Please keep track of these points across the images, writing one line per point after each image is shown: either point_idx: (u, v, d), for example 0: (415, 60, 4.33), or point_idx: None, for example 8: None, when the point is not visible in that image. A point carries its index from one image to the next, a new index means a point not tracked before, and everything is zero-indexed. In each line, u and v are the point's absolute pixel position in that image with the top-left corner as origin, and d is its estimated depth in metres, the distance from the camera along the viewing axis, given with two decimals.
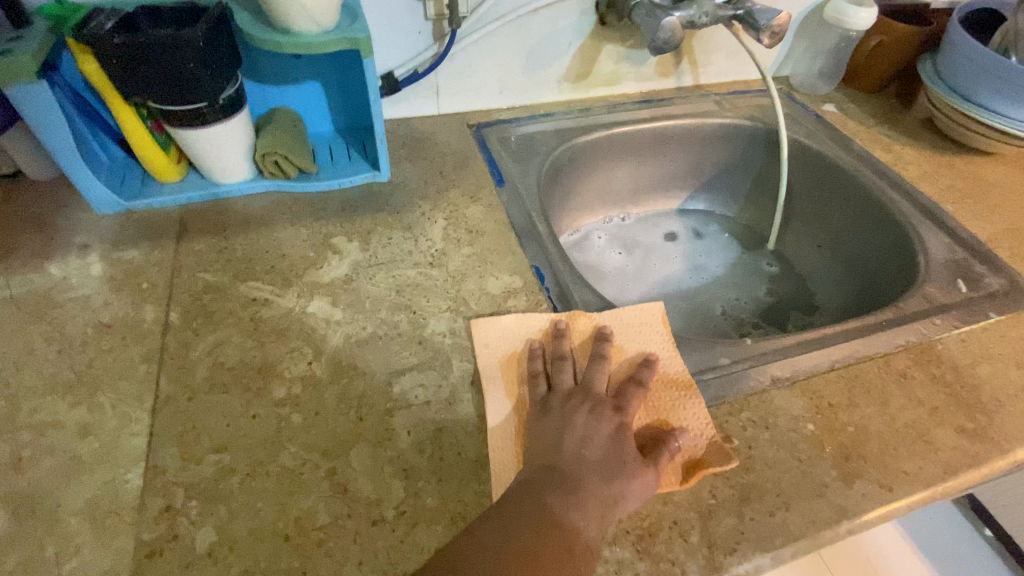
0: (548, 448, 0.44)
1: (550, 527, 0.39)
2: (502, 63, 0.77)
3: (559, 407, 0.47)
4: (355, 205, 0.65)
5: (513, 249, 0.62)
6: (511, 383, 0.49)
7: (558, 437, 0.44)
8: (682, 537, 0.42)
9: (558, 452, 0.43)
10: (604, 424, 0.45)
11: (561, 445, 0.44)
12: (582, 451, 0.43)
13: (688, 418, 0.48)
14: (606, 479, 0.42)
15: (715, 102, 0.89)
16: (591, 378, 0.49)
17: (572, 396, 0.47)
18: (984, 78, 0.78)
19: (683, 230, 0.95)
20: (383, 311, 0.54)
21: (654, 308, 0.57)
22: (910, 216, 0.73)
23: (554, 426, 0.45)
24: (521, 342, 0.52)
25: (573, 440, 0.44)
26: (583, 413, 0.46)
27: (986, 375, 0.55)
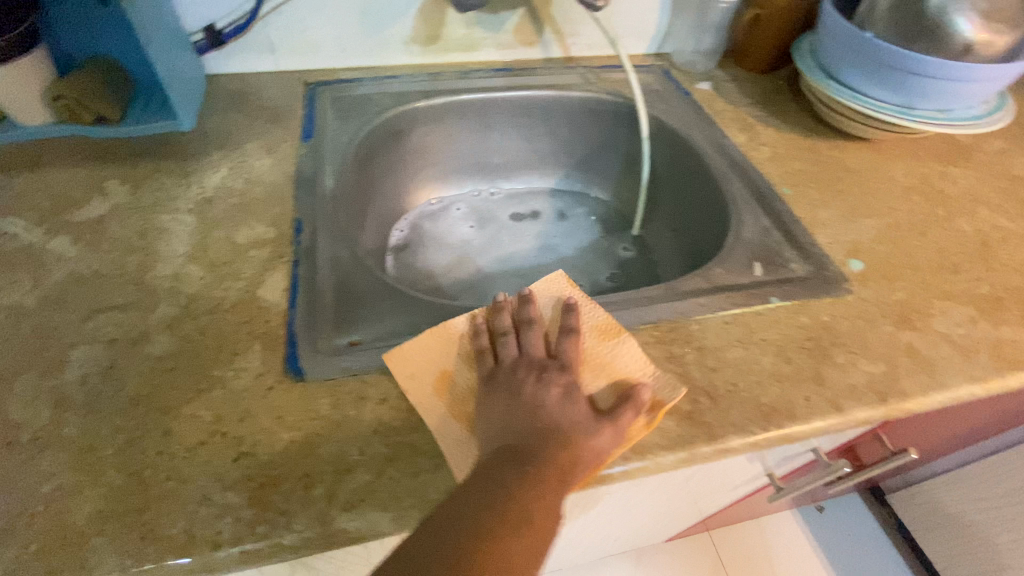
0: (501, 420, 0.41)
1: (508, 511, 0.35)
2: (337, 21, 0.76)
3: (507, 380, 0.44)
4: (149, 151, 0.65)
5: (284, 201, 0.61)
6: (457, 398, 0.45)
7: (513, 412, 0.41)
8: (305, 488, 0.40)
9: (514, 424, 0.40)
10: (545, 387, 0.43)
11: (512, 423, 0.41)
12: (536, 421, 0.40)
13: (632, 364, 0.47)
14: (571, 455, 0.39)
15: (579, 75, 0.86)
16: (531, 346, 0.46)
17: (518, 367, 0.44)
18: (849, 56, 0.72)
19: (549, 210, 0.92)
20: (117, 252, 0.54)
21: (558, 276, 0.54)
22: (737, 197, 0.69)
23: (502, 398, 0.42)
24: (456, 355, 0.48)
25: (525, 411, 0.41)
26: (524, 381, 0.43)
27: (732, 360, 0.51)
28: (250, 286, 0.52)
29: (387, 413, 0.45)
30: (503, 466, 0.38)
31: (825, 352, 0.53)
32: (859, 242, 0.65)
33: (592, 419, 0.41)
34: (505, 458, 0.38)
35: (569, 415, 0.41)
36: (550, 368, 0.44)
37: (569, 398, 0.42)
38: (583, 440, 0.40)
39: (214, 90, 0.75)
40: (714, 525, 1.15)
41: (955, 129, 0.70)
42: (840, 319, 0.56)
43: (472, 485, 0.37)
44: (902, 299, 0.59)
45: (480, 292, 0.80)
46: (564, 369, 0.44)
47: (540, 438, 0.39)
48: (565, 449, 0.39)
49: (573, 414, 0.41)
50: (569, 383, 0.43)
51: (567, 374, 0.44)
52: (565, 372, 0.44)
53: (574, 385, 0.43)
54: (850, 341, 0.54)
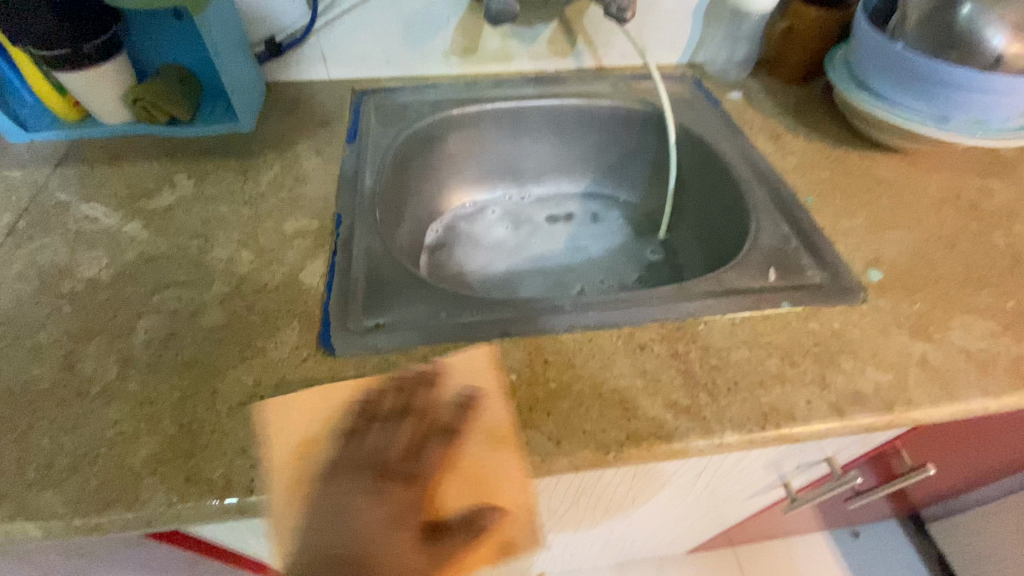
0: (328, 533, 0.41)
1: None
2: (383, 34, 0.82)
3: (344, 477, 0.43)
4: (212, 150, 0.73)
5: (327, 197, 0.67)
6: (298, 478, 0.43)
7: (338, 525, 0.41)
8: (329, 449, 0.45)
9: (332, 543, 0.41)
10: (378, 504, 0.42)
11: (331, 541, 0.41)
12: (348, 546, 0.41)
13: (510, 483, 0.44)
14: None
15: (609, 85, 0.89)
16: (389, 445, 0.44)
17: (357, 467, 0.43)
18: (880, 66, 0.73)
19: (581, 213, 0.95)
20: (181, 237, 0.62)
21: (483, 356, 0.50)
22: (758, 204, 0.71)
23: (332, 505, 0.42)
24: (318, 426, 0.46)
25: (349, 531, 0.41)
26: (357, 491, 0.42)
27: (736, 361, 0.52)
28: (292, 270, 0.58)
29: None
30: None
31: (833, 358, 0.53)
32: (880, 252, 0.64)
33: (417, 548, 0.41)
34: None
35: (388, 541, 0.41)
36: (390, 481, 0.43)
37: (394, 521, 0.41)
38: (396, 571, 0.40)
39: (272, 96, 0.82)
40: (739, 541, 1.13)
41: (988, 142, 0.68)
42: (852, 326, 0.56)
43: None
44: (921, 311, 0.58)
45: (509, 289, 0.84)
46: (404, 483, 0.43)
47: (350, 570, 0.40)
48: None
49: (394, 538, 0.41)
50: (406, 503, 0.42)
51: (405, 492, 0.43)
52: (405, 487, 0.43)
53: (409, 503, 0.42)
54: (861, 349, 0.54)
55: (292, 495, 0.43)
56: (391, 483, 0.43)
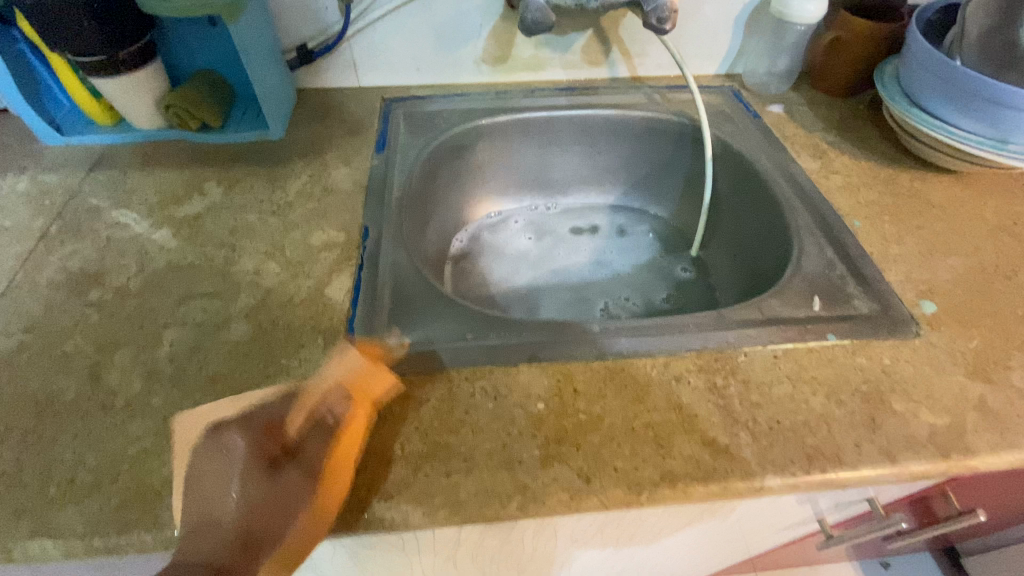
0: (199, 498, 0.40)
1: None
2: (414, 42, 0.81)
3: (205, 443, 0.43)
4: (242, 156, 0.73)
5: (354, 208, 0.66)
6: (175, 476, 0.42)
7: (202, 488, 0.40)
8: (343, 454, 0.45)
9: (199, 506, 0.40)
10: (228, 451, 0.42)
11: (194, 504, 0.40)
12: (214, 500, 0.40)
13: (322, 385, 0.46)
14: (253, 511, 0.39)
15: (644, 95, 0.86)
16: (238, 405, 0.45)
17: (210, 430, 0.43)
18: (934, 84, 0.68)
19: (608, 226, 0.93)
20: (208, 246, 0.61)
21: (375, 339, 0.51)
22: (801, 225, 0.67)
23: (194, 475, 0.41)
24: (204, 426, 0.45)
25: (208, 487, 0.40)
26: (207, 451, 0.42)
27: (778, 398, 0.50)
28: (318, 284, 0.57)
29: (429, 416, 0.47)
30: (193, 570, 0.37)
31: (882, 398, 0.50)
32: (934, 282, 0.61)
33: (286, 477, 0.41)
34: (190, 546, 0.38)
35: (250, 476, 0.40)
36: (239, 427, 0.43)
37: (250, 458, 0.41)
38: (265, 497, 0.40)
39: (302, 102, 0.82)
40: (763, 568, 1.09)
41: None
42: (904, 363, 0.53)
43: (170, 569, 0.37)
44: (978, 348, 0.55)
45: (532, 303, 0.82)
46: (255, 428, 0.43)
47: (218, 525, 0.39)
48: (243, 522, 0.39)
49: (260, 472, 0.41)
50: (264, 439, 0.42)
51: (253, 432, 0.42)
52: (252, 430, 0.43)
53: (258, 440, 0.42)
54: (912, 388, 0.51)
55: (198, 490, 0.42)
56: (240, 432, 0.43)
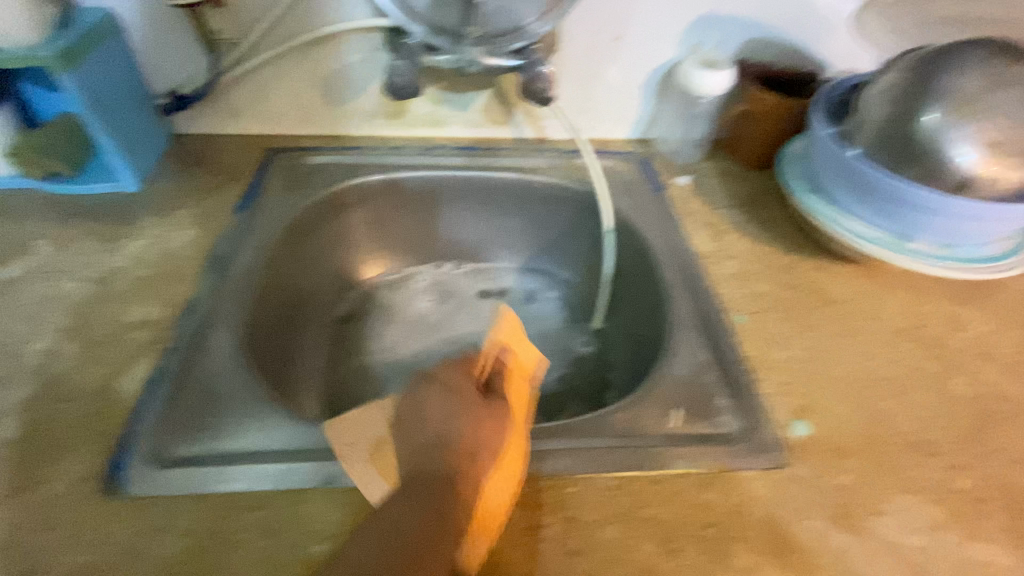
0: (426, 441, 0.46)
1: (431, 517, 0.40)
2: (298, 91, 0.76)
3: (435, 401, 0.49)
4: (90, 210, 0.67)
5: (188, 278, 0.60)
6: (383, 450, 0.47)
7: (427, 432, 0.47)
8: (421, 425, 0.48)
9: (426, 446, 0.46)
10: (448, 402, 0.49)
11: (422, 441, 0.46)
12: (444, 438, 0.46)
13: (506, 332, 0.62)
14: (478, 447, 0.46)
15: (548, 159, 0.82)
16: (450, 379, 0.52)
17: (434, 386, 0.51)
18: (833, 169, 0.63)
19: (517, 291, 0.86)
20: (10, 318, 0.55)
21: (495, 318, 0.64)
22: (680, 319, 0.61)
23: (408, 432, 0.48)
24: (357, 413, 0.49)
25: (436, 444, 0.46)
26: (439, 407, 0.49)
27: (601, 542, 0.43)
28: (114, 372, 0.51)
29: (187, 552, 0.40)
30: (417, 487, 0.42)
31: (724, 547, 0.44)
32: (814, 395, 0.55)
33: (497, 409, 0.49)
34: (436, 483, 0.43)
35: (467, 419, 0.48)
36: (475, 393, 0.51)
37: (473, 409, 0.49)
38: (481, 426, 0.47)
39: (176, 150, 0.76)
40: None
41: (972, 277, 0.59)
42: (757, 501, 0.47)
43: (419, 490, 0.42)
44: (847, 484, 0.49)
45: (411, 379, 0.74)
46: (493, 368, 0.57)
47: (444, 450, 0.45)
48: (461, 445, 0.46)
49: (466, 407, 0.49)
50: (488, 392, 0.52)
51: (455, 381, 0.52)
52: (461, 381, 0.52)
53: (467, 394, 0.50)
54: (763, 535, 0.45)
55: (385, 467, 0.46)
56: (446, 385, 0.51)
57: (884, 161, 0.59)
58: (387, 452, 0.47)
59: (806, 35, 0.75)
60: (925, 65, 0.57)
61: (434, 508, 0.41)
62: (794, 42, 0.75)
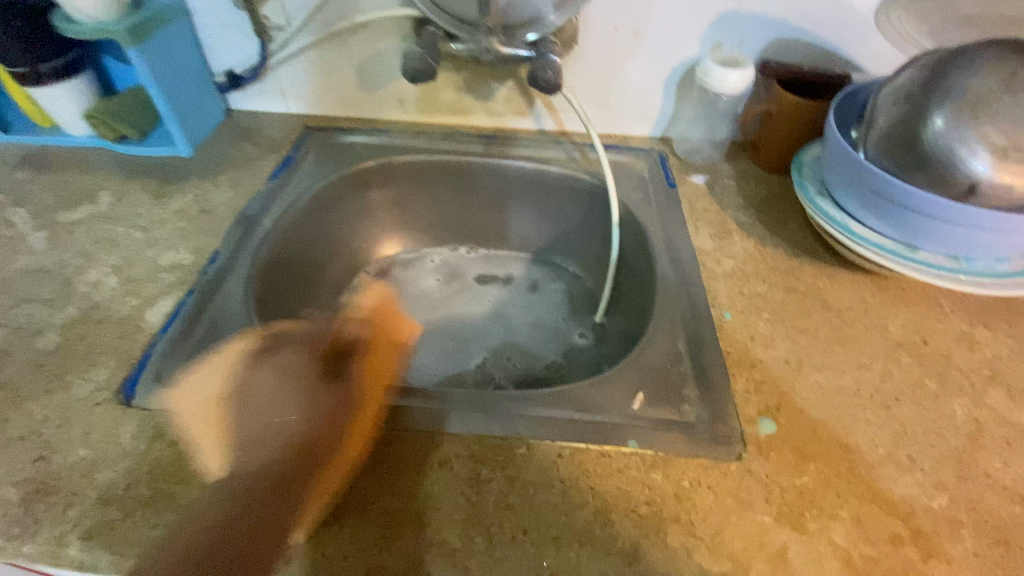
0: (252, 430, 0.50)
1: (246, 510, 0.43)
2: (336, 75, 0.83)
3: (290, 389, 0.54)
4: (147, 170, 0.76)
5: (217, 233, 0.67)
6: (218, 418, 0.49)
7: (265, 419, 0.51)
8: (263, 408, 0.52)
9: (261, 432, 0.50)
10: (292, 392, 0.54)
11: (264, 427, 0.50)
12: (283, 422, 0.51)
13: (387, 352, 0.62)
14: (303, 438, 0.49)
15: (564, 151, 0.84)
16: (295, 358, 0.57)
17: (286, 367, 0.56)
18: (839, 172, 0.61)
19: (524, 279, 0.89)
20: (68, 253, 0.64)
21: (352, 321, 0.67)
22: (664, 311, 0.62)
23: (245, 407, 0.51)
24: (224, 379, 0.52)
25: (270, 428, 0.50)
26: (268, 383, 0.54)
27: (538, 503, 0.45)
28: (141, 305, 0.59)
29: (169, 459, 0.46)
30: (246, 489, 0.45)
31: (658, 525, 0.44)
32: (788, 397, 0.54)
33: (336, 404, 0.52)
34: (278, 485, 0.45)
35: (309, 413, 0.52)
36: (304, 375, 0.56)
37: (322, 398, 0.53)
38: (317, 422, 0.51)
39: (228, 124, 0.85)
40: None
41: (989, 293, 0.55)
42: (703, 489, 0.46)
43: (241, 482, 0.45)
44: (806, 487, 0.47)
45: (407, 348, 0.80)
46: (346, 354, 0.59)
47: (281, 446, 0.49)
48: (295, 442, 0.49)
49: (321, 405, 0.53)
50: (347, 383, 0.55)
51: (297, 363, 0.57)
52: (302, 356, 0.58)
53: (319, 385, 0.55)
54: (701, 520, 0.45)
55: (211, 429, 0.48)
56: (296, 372, 0.56)
57: (893, 164, 0.58)
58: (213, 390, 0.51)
59: (833, 38, 0.73)
60: (942, 66, 0.56)
61: (250, 502, 0.44)
62: (826, 43, 0.74)
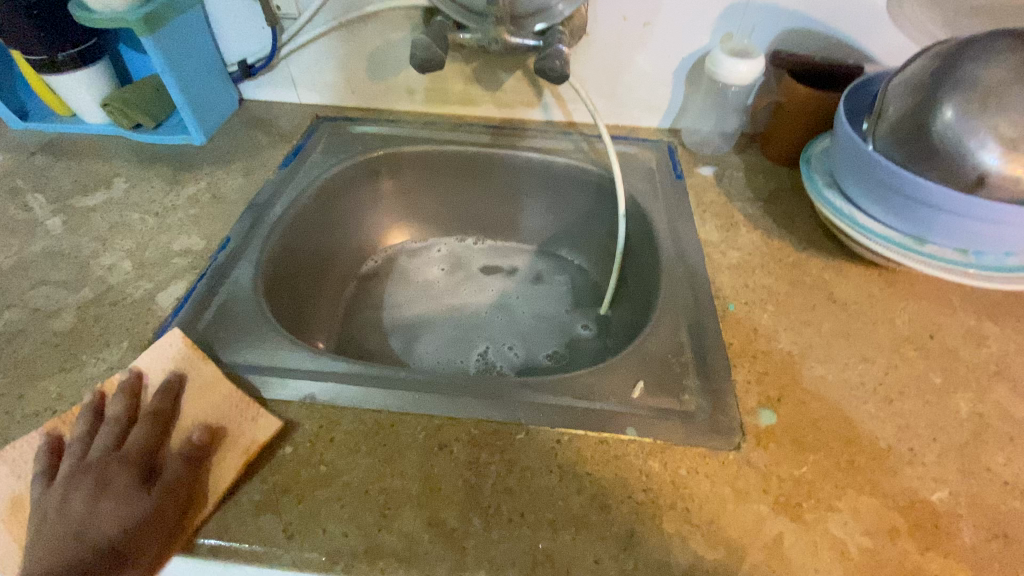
0: (37, 533, 0.39)
1: None
2: (346, 65, 0.83)
3: (64, 481, 0.42)
4: (161, 158, 0.78)
5: (228, 220, 0.68)
6: (30, 524, 0.42)
7: (47, 514, 0.40)
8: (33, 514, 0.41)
9: (44, 535, 0.39)
10: (77, 485, 0.41)
11: (30, 541, 0.39)
12: (59, 524, 0.39)
13: (206, 399, 0.49)
14: (101, 531, 0.39)
15: (572, 142, 0.84)
16: (85, 444, 0.44)
17: (64, 460, 0.43)
18: (848, 165, 0.61)
19: (528, 270, 0.90)
20: (84, 237, 0.66)
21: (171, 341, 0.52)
22: (667, 302, 0.62)
23: (33, 509, 0.41)
24: (26, 487, 0.43)
25: (55, 522, 0.40)
26: (51, 493, 0.41)
27: (536, 487, 0.46)
28: (154, 289, 0.60)
29: None
30: None
31: (654, 512, 0.45)
32: (790, 389, 0.54)
33: (138, 480, 0.42)
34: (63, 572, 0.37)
35: (96, 495, 0.41)
36: (72, 459, 0.43)
37: (108, 482, 0.41)
38: (106, 511, 0.40)
39: (240, 113, 0.86)
40: None
41: (994, 287, 0.55)
42: (701, 478, 0.47)
43: None
44: (804, 478, 0.47)
45: (411, 336, 0.81)
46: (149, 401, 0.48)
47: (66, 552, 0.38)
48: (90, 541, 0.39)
49: (102, 496, 0.41)
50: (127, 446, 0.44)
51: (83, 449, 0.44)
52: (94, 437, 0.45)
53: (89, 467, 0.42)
54: (697, 508, 0.45)
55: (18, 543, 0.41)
56: (79, 464, 0.43)
57: (903, 156, 0.57)
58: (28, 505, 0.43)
59: (847, 28, 0.72)
60: (954, 57, 0.55)
61: None
62: (839, 33, 0.73)
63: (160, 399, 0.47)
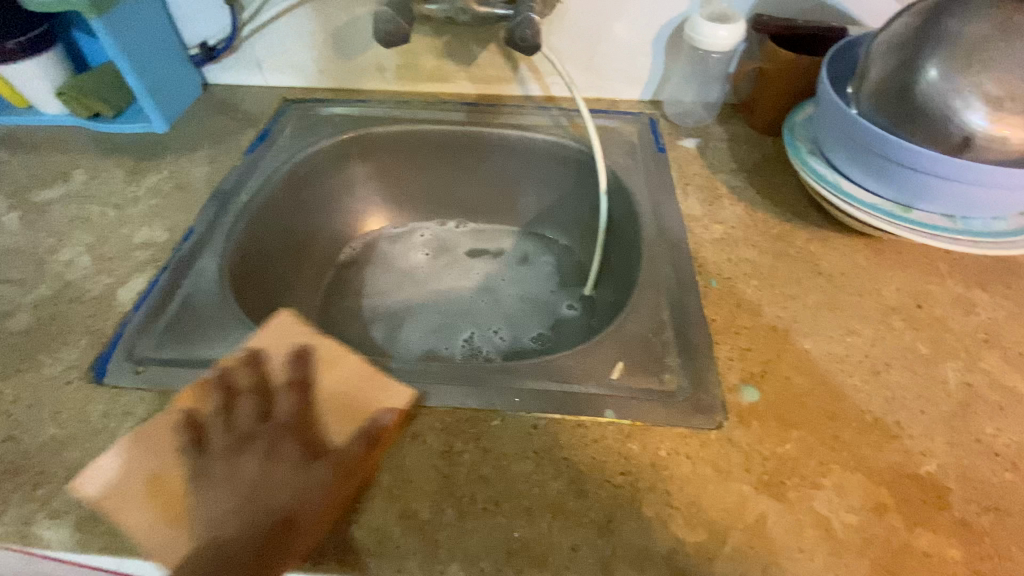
0: (212, 505, 0.39)
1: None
2: (313, 44, 0.80)
3: (224, 452, 0.41)
4: (122, 148, 0.75)
5: (192, 209, 0.66)
6: (170, 496, 0.40)
7: (216, 490, 0.39)
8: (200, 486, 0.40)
9: (220, 511, 0.39)
10: (243, 455, 0.41)
11: (208, 513, 0.39)
12: (231, 501, 0.39)
13: (351, 374, 0.47)
14: (283, 505, 0.39)
15: (550, 117, 0.81)
16: (241, 416, 0.43)
17: (219, 429, 0.42)
18: (831, 130, 0.58)
19: (512, 252, 0.87)
20: (42, 232, 0.63)
21: (284, 321, 0.51)
22: (648, 280, 0.60)
23: (198, 480, 0.40)
24: (165, 458, 0.42)
25: (228, 496, 0.39)
26: (214, 466, 0.40)
27: (512, 475, 0.44)
28: (114, 283, 0.58)
29: None
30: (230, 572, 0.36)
31: (633, 495, 0.43)
32: (774, 364, 0.52)
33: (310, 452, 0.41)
34: (247, 543, 0.37)
35: (265, 467, 0.40)
36: (222, 433, 0.42)
37: (277, 451, 0.41)
38: (283, 484, 0.40)
39: (205, 98, 0.83)
40: None
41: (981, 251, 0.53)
42: (682, 458, 0.45)
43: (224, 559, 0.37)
44: (787, 455, 0.46)
45: (393, 323, 0.79)
46: (283, 369, 0.47)
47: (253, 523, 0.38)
48: (274, 513, 0.38)
49: (277, 469, 0.40)
50: (280, 414, 0.43)
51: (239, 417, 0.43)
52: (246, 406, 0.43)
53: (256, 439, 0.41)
54: (679, 490, 0.44)
55: (170, 511, 0.40)
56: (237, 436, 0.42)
57: (886, 119, 0.55)
58: (167, 482, 0.41)
59: None
60: (936, 12, 0.52)
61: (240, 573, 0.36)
62: None
63: (294, 370, 0.46)
